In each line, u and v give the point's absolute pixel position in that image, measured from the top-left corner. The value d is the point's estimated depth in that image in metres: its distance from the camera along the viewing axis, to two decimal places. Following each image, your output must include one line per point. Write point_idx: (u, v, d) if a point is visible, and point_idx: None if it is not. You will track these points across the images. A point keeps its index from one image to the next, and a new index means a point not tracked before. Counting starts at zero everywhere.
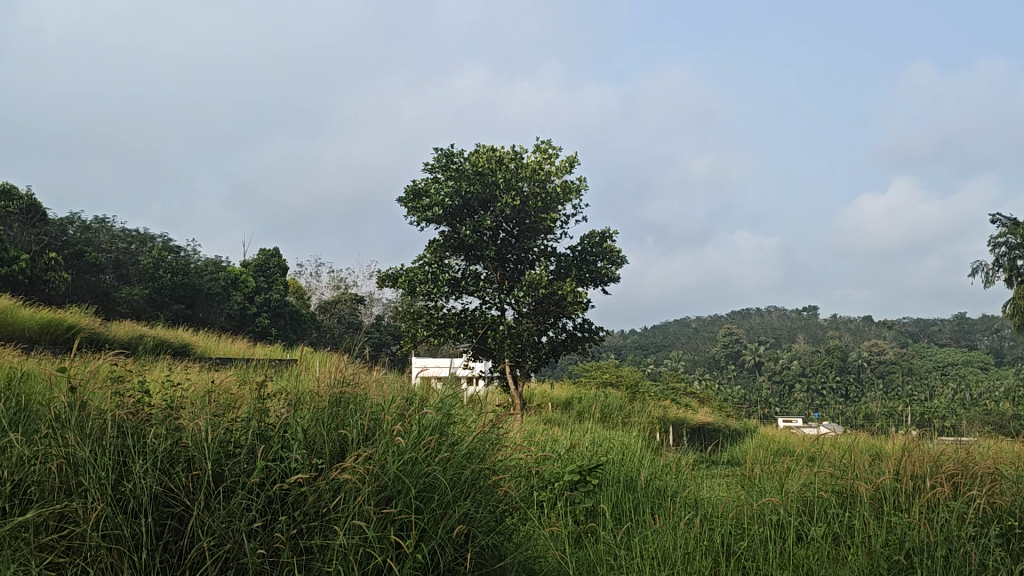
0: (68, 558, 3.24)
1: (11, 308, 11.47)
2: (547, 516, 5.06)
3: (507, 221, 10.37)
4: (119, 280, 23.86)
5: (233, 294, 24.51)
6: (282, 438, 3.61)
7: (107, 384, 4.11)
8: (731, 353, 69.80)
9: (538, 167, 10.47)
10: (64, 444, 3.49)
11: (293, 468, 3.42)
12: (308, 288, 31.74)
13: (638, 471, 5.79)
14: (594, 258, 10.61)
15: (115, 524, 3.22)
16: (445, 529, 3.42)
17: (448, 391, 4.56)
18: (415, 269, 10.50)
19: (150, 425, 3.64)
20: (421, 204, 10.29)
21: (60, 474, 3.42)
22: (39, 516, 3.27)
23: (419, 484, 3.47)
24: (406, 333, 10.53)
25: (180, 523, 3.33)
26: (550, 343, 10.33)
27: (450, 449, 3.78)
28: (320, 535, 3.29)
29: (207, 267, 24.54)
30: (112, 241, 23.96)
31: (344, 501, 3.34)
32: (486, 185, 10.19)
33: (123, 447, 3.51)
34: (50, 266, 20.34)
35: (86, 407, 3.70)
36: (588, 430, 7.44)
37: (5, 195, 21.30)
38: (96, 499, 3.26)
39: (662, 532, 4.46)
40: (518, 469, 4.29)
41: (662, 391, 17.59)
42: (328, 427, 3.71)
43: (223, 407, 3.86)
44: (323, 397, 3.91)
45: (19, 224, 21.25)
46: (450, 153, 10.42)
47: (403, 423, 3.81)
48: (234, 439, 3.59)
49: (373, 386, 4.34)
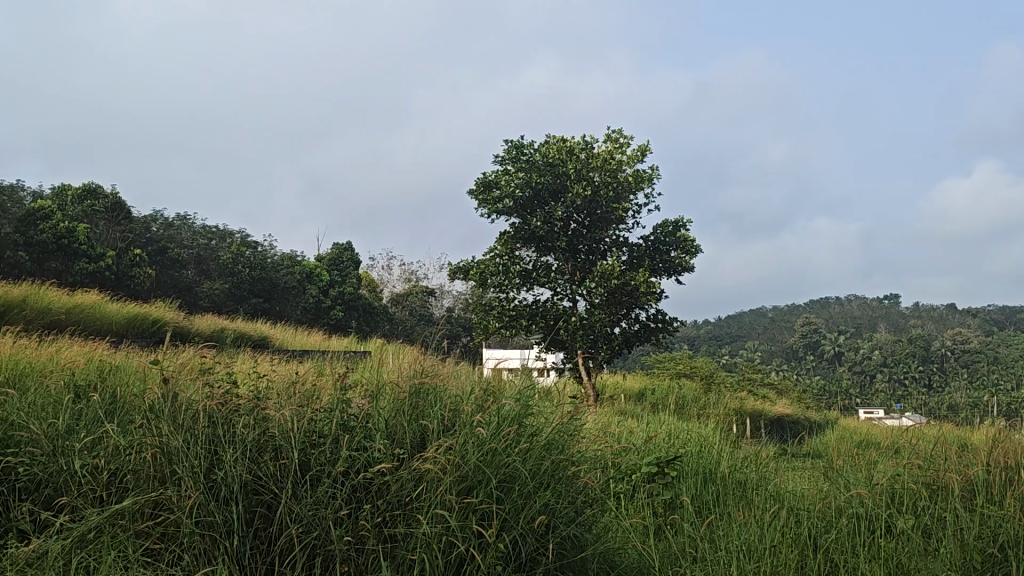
0: (163, 544, 3.37)
1: (100, 303, 11.94)
2: (626, 507, 5.05)
3: (578, 212, 10.35)
4: (200, 274, 24.56)
5: (309, 287, 24.98)
6: (364, 429, 3.68)
7: (196, 376, 4.24)
8: (809, 343, 68.44)
9: (609, 156, 10.35)
10: (159, 434, 3.63)
11: (376, 457, 3.49)
12: (381, 281, 32.19)
13: (718, 463, 5.75)
14: (667, 248, 10.52)
15: (208, 511, 3.33)
16: (527, 519, 3.44)
17: (526, 383, 4.58)
18: (486, 261, 10.56)
19: (239, 415, 3.75)
20: (492, 196, 10.35)
21: (155, 462, 3.56)
22: (136, 504, 3.41)
23: (499, 474, 3.50)
24: (478, 325, 10.61)
25: (269, 510, 3.42)
26: (624, 334, 10.28)
27: (529, 440, 3.80)
28: (403, 523, 3.34)
29: (284, 261, 25.09)
30: (193, 237, 24.65)
31: (426, 492, 3.38)
32: (557, 175, 10.19)
33: (213, 436, 3.63)
34: (135, 262, 21.09)
35: (177, 398, 3.83)
36: (663, 422, 7.40)
37: (92, 195, 22.22)
38: (189, 487, 3.38)
39: (747, 524, 4.42)
40: (596, 459, 4.28)
41: (738, 382, 17.34)
42: (409, 418, 3.76)
43: (307, 397, 3.94)
44: (403, 388, 3.95)
45: (105, 221, 22.08)
46: (520, 145, 10.44)
47: (484, 413, 3.84)
48: (318, 429, 3.67)
49: (452, 377, 4.39)
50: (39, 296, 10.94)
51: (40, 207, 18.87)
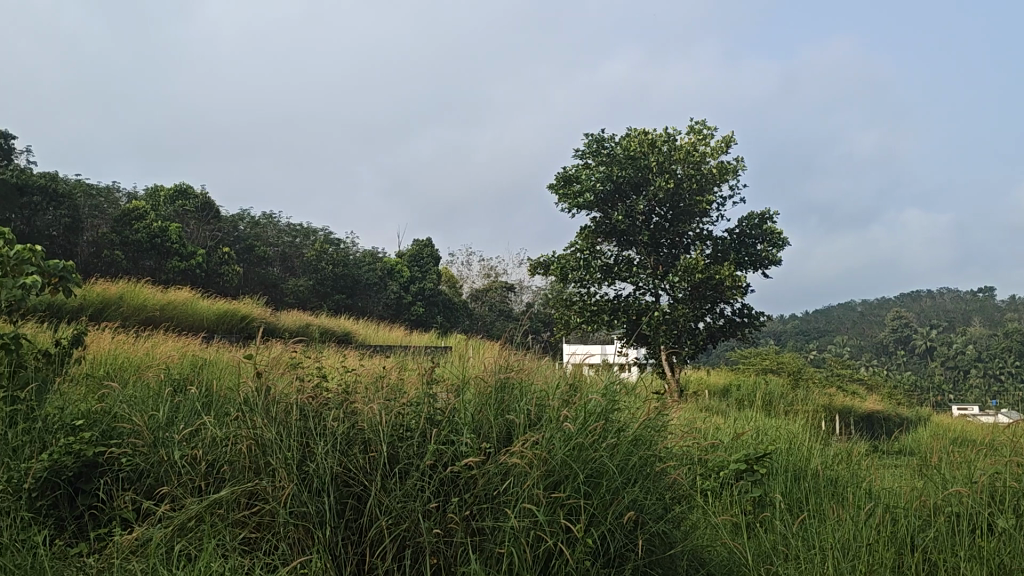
0: (259, 533, 3.48)
1: (193, 300, 12.34)
2: (714, 505, 5.00)
3: (660, 206, 10.24)
4: (286, 271, 25.17)
5: (390, 283, 25.35)
6: (451, 424, 3.72)
7: (288, 370, 4.36)
8: (899, 338, 66.37)
9: (692, 148, 10.20)
10: (253, 426, 3.75)
11: (463, 451, 3.52)
12: (460, 277, 32.47)
13: (809, 460, 5.65)
14: (753, 241, 10.35)
15: (301, 501, 3.41)
16: (615, 515, 3.42)
17: (611, 378, 4.54)
18: (567, 256, 10.57)
19: (329, 408, 3.82)
20: (573, 190, 10.37)
21: (250, 454, 3.68)
22: (233, 494, 3.54)
23: (586, 470, 3.48)
24: (559, 320, 10.60)
25: (360, 502, 3.48)
26: (708, 329, 10.14)
27: (617, 435, 3.77)
28: (491, 517, 3.36)
29: (366, 258, 25.49)
30: (279, 236, 25.31)
31: (513, 485, 3.39)
32: (639, 168, 10.11)
33: (305, 429, 3.72)
34: (224, 260, 21.73)
35: (270, 392, 3.94)
36: (751, 419, 7.28)
37: (183, 195, 23.05)
38: (283, 478, 3.47)
39: (841, 521, 4.32)
40: (685, 455, 4.24)
41: (825, 378, 16.94)
42: (496, 412, 3.78)
43: (394, 392, 3.99)
44: (489, 382, 3.97)
45: (195, 221, 22.84)
46: (601, 138, 10.40)
47: (570, 408, 3.83)
48: (406, 423, 3.73)
49: (537, 372, 4.39)
50: (134, 292, 11.36)
51: (134, 208, 19.67)
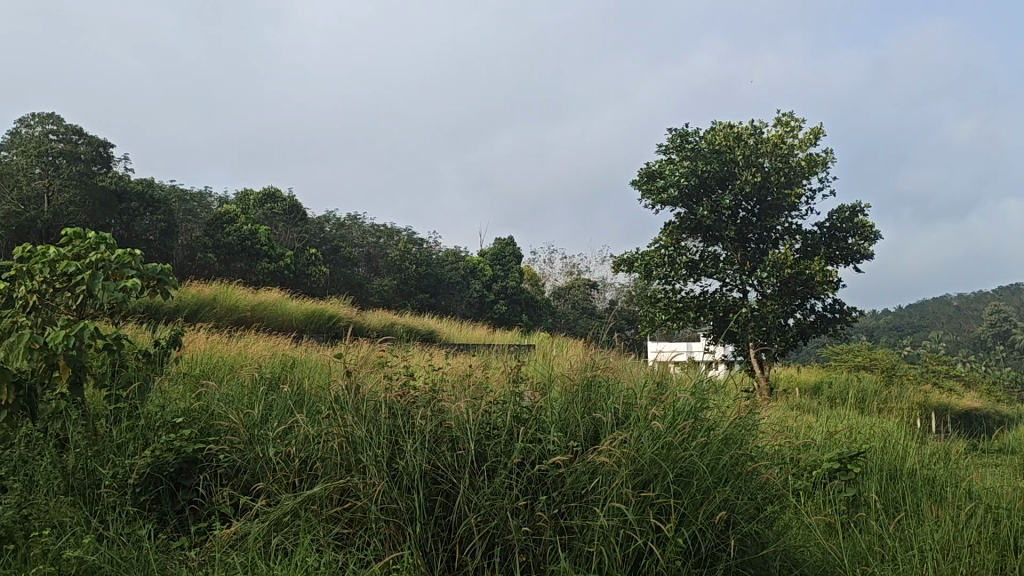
0: (352, 529, 3.56)
1: (282, 300, 12.67)
2: (806, 505, 4.90)
3: (747, 200, 10.05)
4: (371, 271, 25.65)
5: (473, 282, 25.46)
6: (537, 422, 3.71)
7: (376, 368, 4.42)
8: (999, 333, 63.76)
9: (779, 140, 9.98)
10: (344, 424, 3.84)
11: (551, 450, 3.52)
12: (542, 275, 32.53)
13: (905, 459, 5.49)
14: (844, 235, 10.09)
15: (391, 498, 3.47)
16: (706, 515, 3.38)
17: (700, 376, 4.47)
18: (650, 252, 10.48)
19: (416, 406, 3.86)
20: (657, 186, 10.28)
21: (342, 451, 3.77)
22: (326, 490, 3.62)
23: (676, 469, 3.44)
24: (644, 317, 10.51)
25: (448, 499, 3.52)
26: (798, 326, 9.93)
27: (707, 434, 3.71)
28: (579, 515, 3.35)
29: (448, 258, 25.73)
30: (363, 236, 25.82)
31: (602, 484, 3.38)
32: (724, 162, 9.96)
33: (394, 427, 3.77)
34: (310, 261, 22.06)
35: (359, 390, 4.02)
36: (843, 416, 7.10)
37: (271, 198, 23.74)
38: (373, 475, 3.54)
39: (942, 523, 4.18)
40: (776, 454, 4.15)
41: (920, 375, 16.39)
42: (582, 411, 3.75)
43: (480, 390, 4.01)
44: (575, 380, 3.95)
45: (283, 223, 23.46)
46: (684, 133, 10.27)
47: (658, 407, 3.79)
48: (493, 421, 3.74)
49: (624, 371, 4.35)
50: (227, 294, 11.73)
51: (225, 212, 20.32)
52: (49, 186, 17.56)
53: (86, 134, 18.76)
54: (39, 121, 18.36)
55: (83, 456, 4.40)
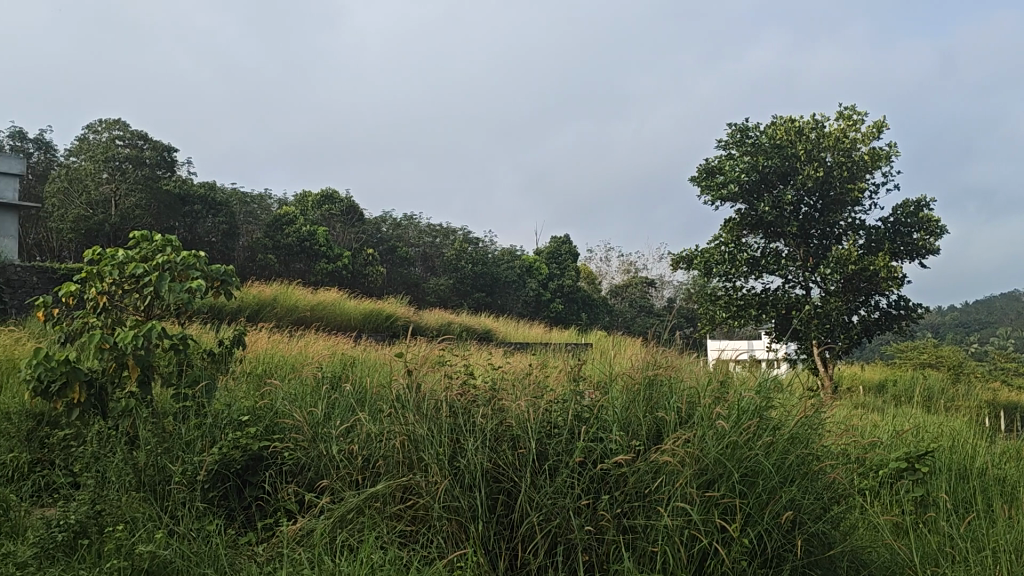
0: (415, 526, 3.59)
1: (341, 300, 12.83)
2: (873, 505, 4.80)
3: (809, 195, 9.87)
4: (427, 270, 25.86)
5: (529, 281, 25.33)
6: (599, 421, 3.69)
7: (436, 366, 4.44)
8: None
9: (841, 134, 9.80)
10: (406, 422, 3.87)
11: (613, 449, 3.50)
12: (599, 273, 32.41)
13: (975, 459, 5.36)
14: (908, 230, 9.86)
15: (453, 496, 3.49)
16: (772, 515, 3.34)
17: (763, 375, 4.41)
18: (710, 249, 10.38)
19: (476, 405, 3.87)
20: (716, 182, 10.18)
21: (404, 449, 3.80)
22: (388, 488, 3.66)
23: (741, 469, 3.40)
24: (704, 315, 10.41)
25: (510, 497, 3.53)
26: (862, 323, 9.75)
27: (772, 433, 3.65)
28: (643, 515, 3.33)
29: (504, 257, 25.75)
30: (420, 236, 26.21)
31: (665, 483, 3.35)
32: (785, 157, 9.81)
33: (455, 426, 3.79)
34: (368, 262, 22.26)
35: (420, 388, 4.05)
36: (909, 415, 6.94)
37: (329, 200, 24.10)
38: (435, 473, 3.56)
39: (1016, 525, 4.06)
40: (843, 454, 4.07)
41: (990, 373, 15.93)
42: (644, 410, 3.72)
43: (541, 389, 4.00)
44: (637, 379, 3.92)
45: (340, 224, 23.77)
46: (744, 127, 10.16)
47: (722, 406, 3.74)
48: (554, 420, 3.72)
49: (685, 369, 4.31)
50: (287, 295, 11.95)
51: (284, 214, 20.63)
52: (116, 190, 18.09)
53: (151, 139, 19.16)
54: (106, 126, 18.90)
55: (153, 453, 4.50)
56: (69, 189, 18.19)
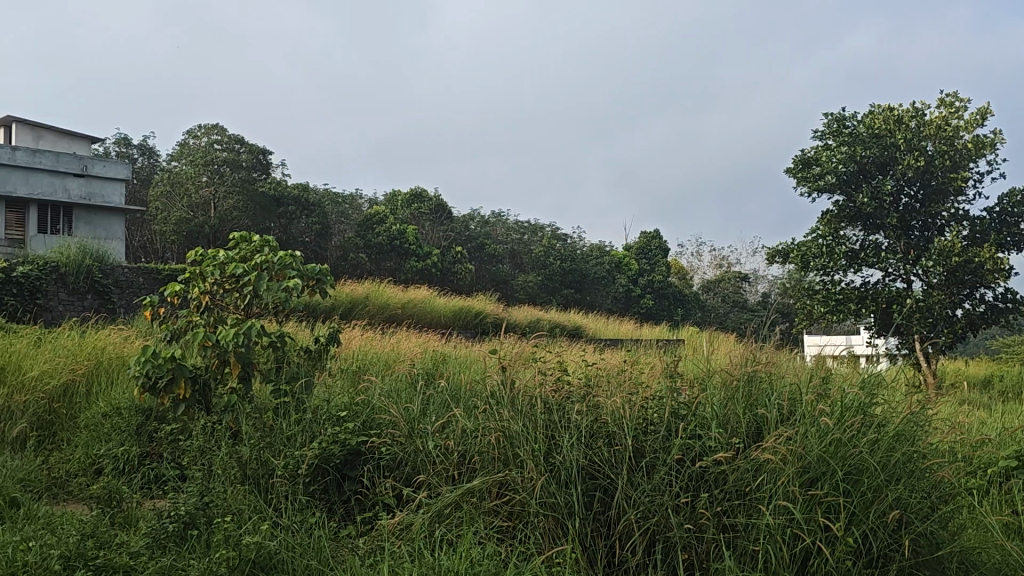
0: (512, 522, 3.60)
1: (430, 298, 12.96)
2: (982, 506, 4.62)
3: (910, 185, 9.54)
4: (516, 267, 25.98)
5: (618, 277, 25.14)
6: (697, 419, 3.63)
7: (530, 363, 4.44)
8: None
9: (943, 122, 9.46)
10: (501, 419, 3.89)
11: (713, 446, 3.44)
12: (690, 268, 32.06)
13: None
14: (1016, 220, 9.43)
15: (550, 492, 3.49)
16: (878, 514, 3.24)
17: (865, 372, 4.27)
18: (807, 242, 10.15)
19: (571, 401, 3.87)
20: (812, 173, 9.98)
21: (499, 445, 3.82)
22: (485, 483, 3.68)
23: (845, 467, 3.31)
24: (801, 310, 10.16)
25: (607, 495, 3.51)
26: (967, 317, 9.37)
27: (877, 431, 3.54)
28: (744, 513, 3.28)
29: (594, 253, 25.63)
30: (507, 233, 26.70)
31: (767, 482, 3.29)
32: (884, 147, 9.50)
33: (550, 422, 3.79)
34: (457, 259, 22.46)
35: (514, 384, 4.06)
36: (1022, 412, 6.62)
37: (418, 198, 24.49)
38: (531, 469, 3.57)
39: None
40: (952, 452, 3.91)
41: None
42: (744, 407, 3.66)
43: (636, 385, 3.96)
44: (736, 375, 3.85)
45: (430, 222, 24.14)
46: (841, 117, 9.91)
47: (825, 403, 3.64)
48: (650, 416, 3.68)
49: (784, 365, 4.21)
50: (378, 292, 12.15)
51: (375, 213, 20.99)
52: (215, 193, 18.74)
53: (247, 142, 19.68)
54: (205, 131, 19.52)
55: (256, 447, 4.62)
56: (171, 193, 18.89)
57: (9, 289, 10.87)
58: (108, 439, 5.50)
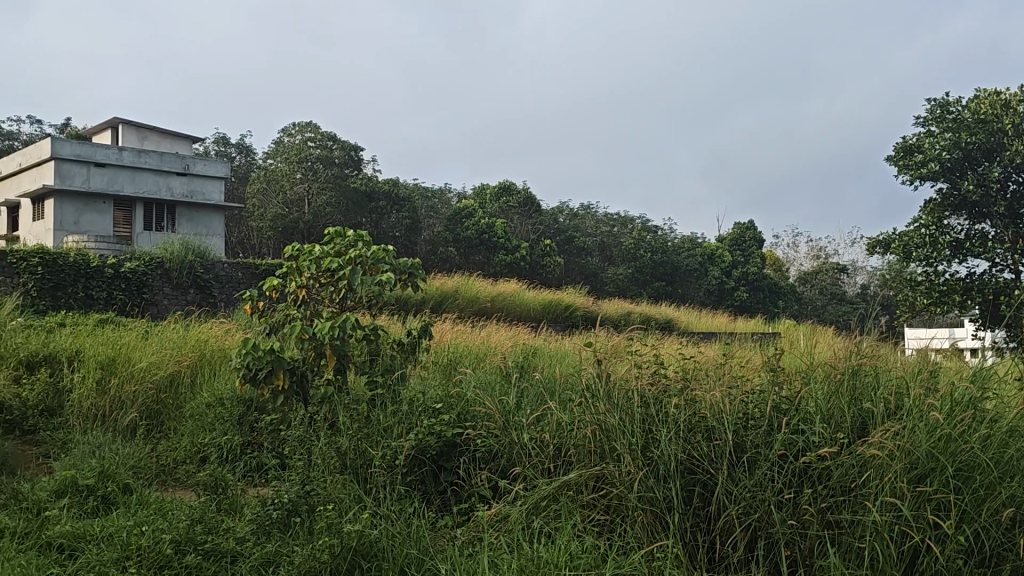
0: (610, 516, 3.59)
1: (521, 291, 13.01)
2: None
3: (1019, 172, 9.13)
4: (605, 260, 25.91)
5: (711, 269, 24.73)
6: (800, 413, 3.55)
7: (626, 356, 4.41)
8: None
9: None
10: (597, 413, 3.88)
11: (816, 441, 3.37)
12: (786, 259, 31.39)
13: None
14: None
15: (648, 487, 3.47)
16: (990, 512, 3.10)
17: (976, 365, 4.10)
18: (909, 233, 9.80)
19: (669, 395, 3.83)
20: (914, 161, 9.62)
21: (596, 439, 3.81)
22: (582, 477, 3.68)
23: (955, 463, 3.18)
24: (903, 302, 9.78)
25: (706, 490, 3.47)
26: None
27: (989, 426, 3.40)
28: (849, 510, 3.19)
29: (685, 245, 25.26)
30: (597, 226, 26.55)
31: (873, 478, 3.20)
32: (991, 132, 9.20)
33: (647, 416, 3.76)
34: (546, 253, 22.40)
35: (610, 377, 4.04)
36: None
37: (507, 191, 24.63)
38: (628, 463, 3.56)
39: None
40: None
41: None
42: (848, 401, 3.56)
43: (735, 379, 3.90)
44: (839, 369, 3.75)
45: (519, 215, 24.29)
46: (945, 102, 9.57)
47: (934, 397, 3.51)
48: (751, 410, 3.62)
49: (888, 359, 4.07)
50: (469, 286, 12.27)
51: (465, 207, 21.18)
52: (309, 189, 19.21)
53: (340, 139, 20.08)
54: (299, 129, 20.01)
55: (354, 437, 4.71)
56: (267, 190, 19.45)
57: (118, 284, 11.35)
58: (212, 428, 5.70)
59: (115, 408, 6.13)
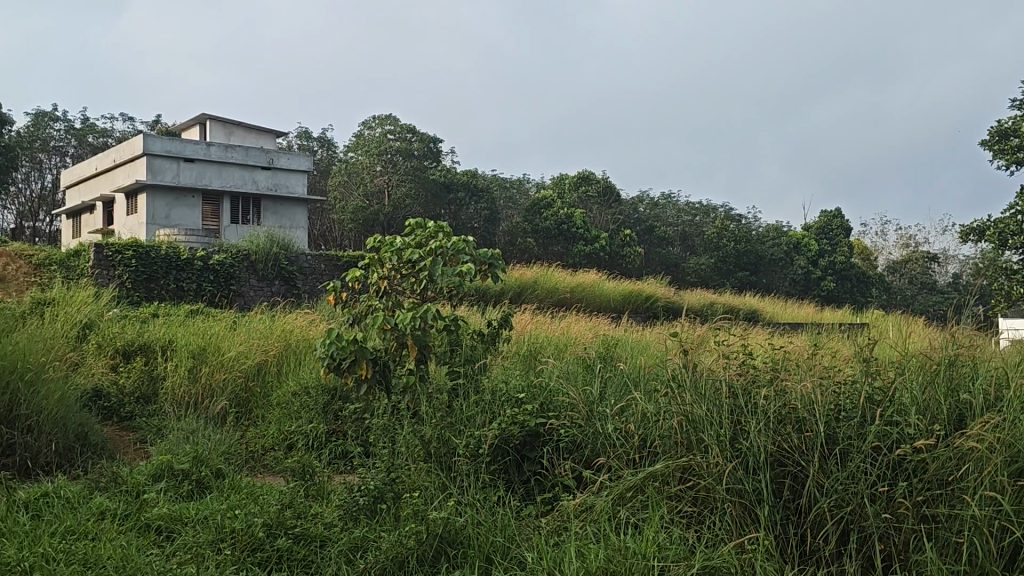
0: (696, 507, 3.54)
1: (601, 281, 12.95)
2: None
3: None
4: (686, 250, 25.66)
5: (797, 258, 24.21)
6: (895, 404, 3.45)
7: (713, 346, 4.34)
8: None
9: None
10: (683, 403, 3.85)
11: (911, 433, 3.27)
12: (874, 248, 30.57)
13: None
14: None
15: (737, 479, 3.43)
16: None
17: None
18: (1005, 219, 9.44)
19: (757, 385, 3.77)
20: (1010, 144, 9.27)
21: (682, 430, 3.78)
22: (668, 468, 3.65)
23: None
24: (999, 291, 9.46)
25: (797, 482, 3.40)
26: None
27: None
28: (946, 505, 3.09)
29: (769, 233, 24.78)
30: (678, 216, 26.28)
31: (972, 471, 3.09)
32: None
33: (736, 407, 3.71)
34: (626, 243, 22.20)
35: (697, 367, 4.00)
36: None
37: (586, 181, 24.54)
38: (716, 454, 3.52)
39: None
40: None
41: None
42: (945, 392, 3.44)
43: (827, 369, 3.81)
44: (936, 359, 3.63)
45: (598, 205, 24.18)
46: None
47: None
48: (843, 402, 3.53)
49: (988, 349, 3.92)
50: (548, 276, 12.28)
51: (542, 198, 21.18)
52: (389, 182, 19.46)
53: (419, 132, 20.25)
54: (379, 122, 20.21)
55: (438, 426, 4.75)
56: (348, 183, 19.77)
57: (207, 276, 11.70)
58: (298, 417, 5.83)
59: (206, 395, 6.32)
